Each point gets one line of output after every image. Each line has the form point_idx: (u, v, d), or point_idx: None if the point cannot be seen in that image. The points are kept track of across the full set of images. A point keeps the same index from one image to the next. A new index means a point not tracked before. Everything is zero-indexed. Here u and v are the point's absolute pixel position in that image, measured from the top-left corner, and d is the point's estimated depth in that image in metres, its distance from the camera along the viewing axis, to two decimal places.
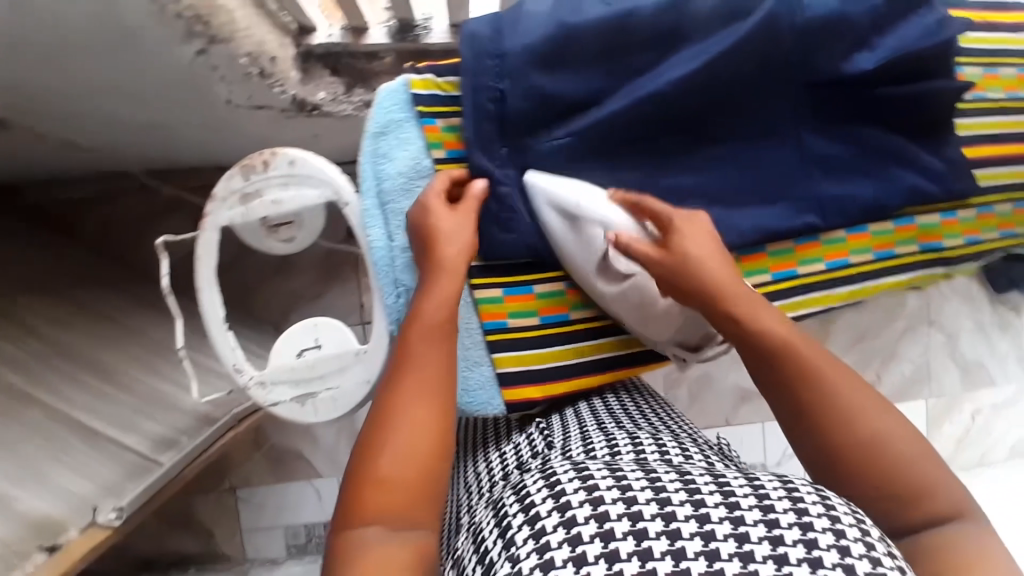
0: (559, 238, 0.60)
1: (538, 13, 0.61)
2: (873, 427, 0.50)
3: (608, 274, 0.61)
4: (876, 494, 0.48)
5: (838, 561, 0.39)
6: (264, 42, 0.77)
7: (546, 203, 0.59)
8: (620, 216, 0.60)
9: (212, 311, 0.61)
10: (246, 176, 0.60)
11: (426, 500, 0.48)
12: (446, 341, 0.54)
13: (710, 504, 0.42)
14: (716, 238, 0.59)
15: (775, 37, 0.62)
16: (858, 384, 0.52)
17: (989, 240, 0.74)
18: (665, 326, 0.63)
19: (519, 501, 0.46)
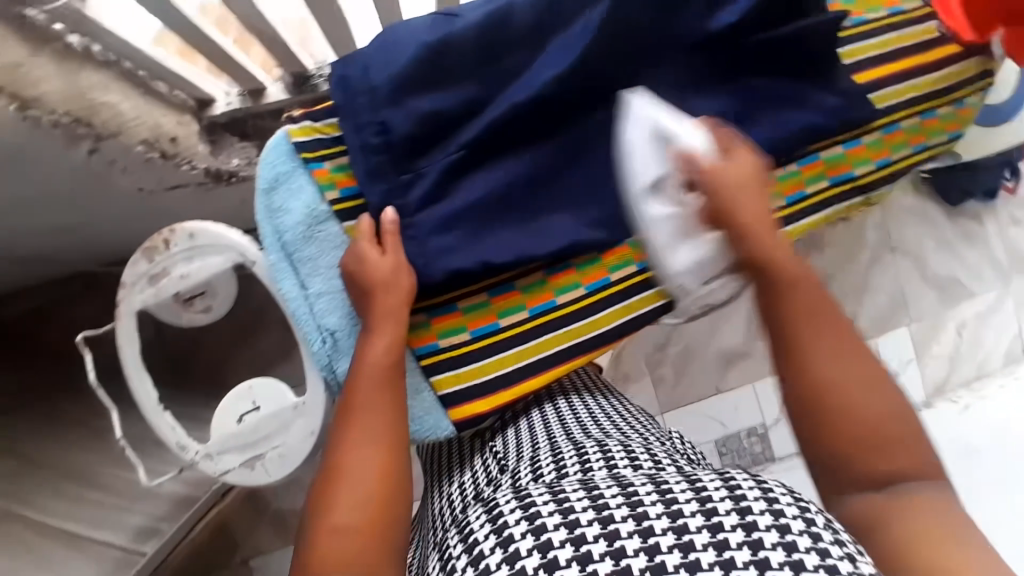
0: (632, 155, 0.63)
1: (398, 40, 0.61)
2: (843, 375, 0.51)
3: (660, 198, 0.63)
4: (845, 443, 0.50)
5: (785, 557, 0.41)
6: (162, 126, 0.79)
7: (641, 120, 0.62)
8: (701, 137, 0.61)
9: (145, 395, 0.62)
10: (150, 259, 0.61)
11: (382, 540, 0.49)
12: (392, 386, 0.56)
13: (652, 516, 0.44)
14: (762, 170, 0.60)
15: (629, 16, 0.62)
16: (839, 330, 0.53)
17: (900, 158, 0.74)
18: (683, 252, 0.64)
19: (466, 546, 0.47)
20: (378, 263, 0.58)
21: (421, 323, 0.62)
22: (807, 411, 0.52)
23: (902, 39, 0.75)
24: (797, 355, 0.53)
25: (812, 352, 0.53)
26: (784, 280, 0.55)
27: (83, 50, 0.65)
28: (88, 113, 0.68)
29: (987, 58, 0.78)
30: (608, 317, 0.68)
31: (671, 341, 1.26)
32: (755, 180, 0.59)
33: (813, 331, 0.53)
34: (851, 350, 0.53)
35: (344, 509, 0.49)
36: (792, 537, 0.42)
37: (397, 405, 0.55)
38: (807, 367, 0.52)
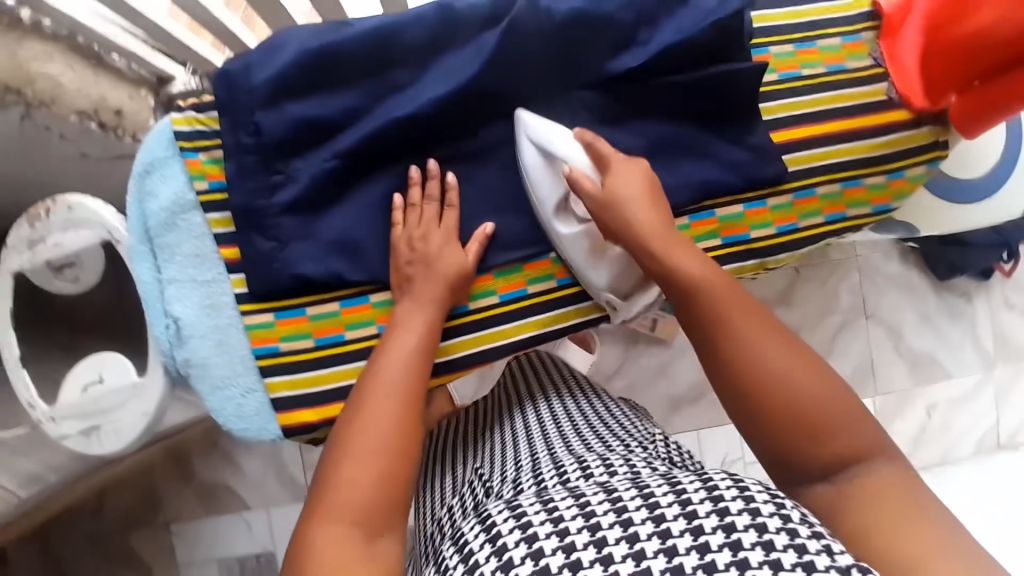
0: (530, 176, 0.63)
1: (285, 43, 0.62)
2: (775, 366, 0.51)
3: (566, 216, 0.64)
4: (783, 434, 0.50)
5: (756, 539, 0.41)
6: (106, 98, 0.82)
7: (526, 138, 0.62)
8: (580, 156, 0.62)
9: (8, 350, 0.65)
10: (31, 225, 0.63)
11: (385, 523, 0.49)
12: (417, 367, 0.57)
13: (632, 512, 0.44)
14: (650, 178, 0.62)
15: (522, 44, 0.61)
16: (768, 321, 0.54)
17: (810, 226, 0.69)
18: (604, 268, 0.65)
19: (462, 555, 0.47)
20: (457, 254, 0.62)
21: (265, 322, 0.62)
22: (748, 410, 0.52)
23: (845, 98, 0.70)
24: (730, 348, 0.53)
25: (740, 345, 0.53)
26: (710, 292, 0.55)
27: (30, 23, 0.68)
28: (20, 81, 0.71)
29: (941, 127, 0.72)
30: (474, 342, 0.66)
31: (618, 376, 1.24)
32: (648, 184, 0.61)
33: (748, 326, 0.54)
34: (782, 338, 0.53)
35: (342, 482, 0.50)
36: (769, 535, 0.41)
37: (417, 377, 0.57)
38: (746, 364, 0.52)
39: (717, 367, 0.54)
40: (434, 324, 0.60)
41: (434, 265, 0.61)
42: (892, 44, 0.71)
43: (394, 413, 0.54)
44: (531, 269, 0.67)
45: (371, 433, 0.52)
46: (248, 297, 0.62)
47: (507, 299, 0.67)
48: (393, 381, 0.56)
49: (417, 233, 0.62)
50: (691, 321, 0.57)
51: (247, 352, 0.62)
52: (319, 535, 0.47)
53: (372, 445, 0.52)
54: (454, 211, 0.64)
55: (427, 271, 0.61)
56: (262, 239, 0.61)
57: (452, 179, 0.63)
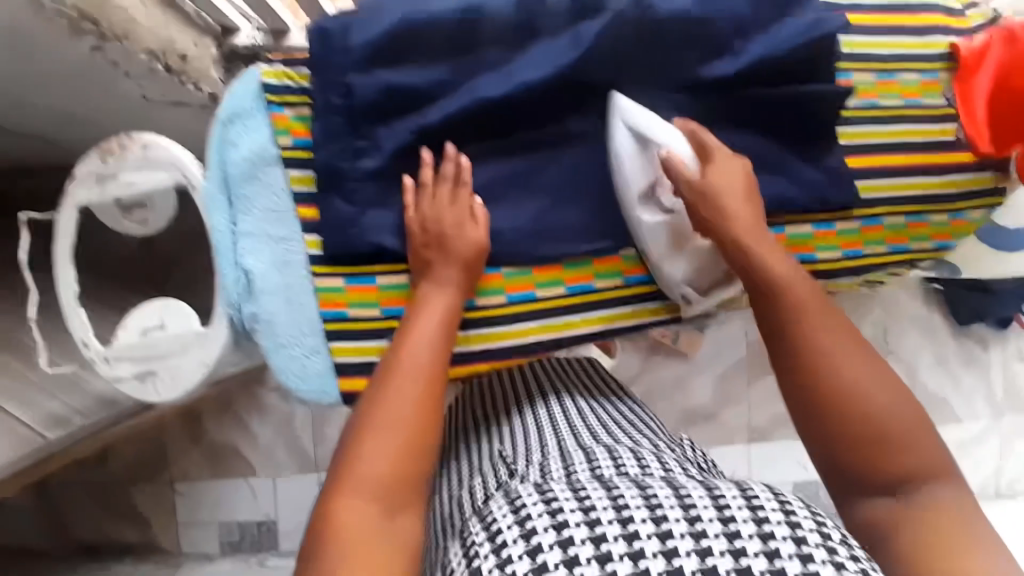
0: (621, 159, 0.63)
1: (385, 9, 0.61)
2: (855, 380, 0.54)
3: (650, 204, 0.64)
4: (850, 446, 0.53)
5: (792, 552, 0.42)
6: (174, 42, 0.81)
7: (622, 122, 0.62)
8: (681, 143, 0.62)
9: (66, 287, 0.64)
10: (104, 159, 0.63)
11: (400, 500, 0.51)
12: (443, 344, 0.58)
13: (671, 518, 0.44)
14: (749, 177, 0.61)
15: (621, 39, 0.62)
16: (849, 336, 0.56)
17: (873, 254, 0.71)
18: (683, 260, 0.65)
19: (484, 525, 0.49)
20: (474, 232, 0.61)
21: (336, 286, 0.62)
22: (818, 409, 0.55)
23: (921, 132, 0.71)
24: (811, 353, 0.55)
25: (825, 352, 0.55)
26: (790, 297, 0.57)
27: None
28: (97, 11, 0.69)
29: (1002, 174, 0.74)
30: (540, 330, 0.67)
31: (636, 382, 1.25)
32: (746, 181, 0.61)
33: (826, 336, 0.56)
34: (862, 352, 0.56)
35: (370, 457, 0.52)
36: (808, 549, 0.43)
37: (439, 351, 0.58)
38: (823, 374, 0.55)
39: (794, 368, 0.56)
40: (454, 308, 0.59)
41: (450, 245, 0.60)
42: (967, 85, 0.71)
43: (424, 395, 0.56)
44: (601, 264, 0.67)
45: (397, 412, 0.54)
46: (320, 260, 0.62)
47: (574, 291, 0.67)
48: (425, 363, 0.57)
49: (429, 213, 0.61)
50: (769, 321, 0.58)
51: (314, 313, 0.62)
52: (342, 509, 0.50)
53: (395, 418, 0.54)
54: (469, 189, 0.61)
55: (443, 254, 0.60)
56: (341, 202, 0.61)
57: (466, 162, 0.61)
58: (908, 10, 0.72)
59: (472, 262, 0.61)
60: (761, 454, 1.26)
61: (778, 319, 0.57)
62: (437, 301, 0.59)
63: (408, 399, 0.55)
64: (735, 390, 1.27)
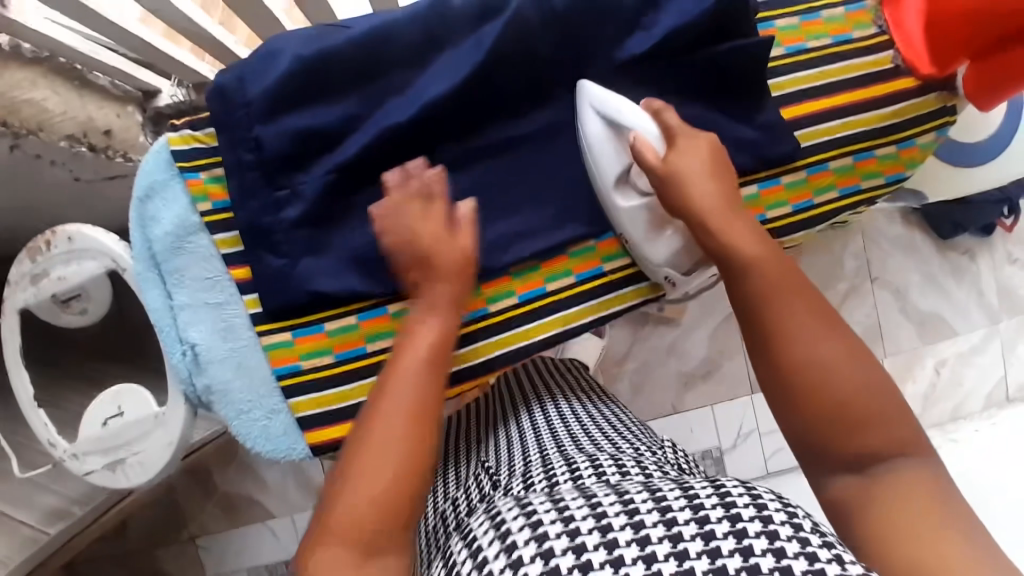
0: (596, 147, 0.61)
1: (277, 53, 0.60)
2: (817, 351, 0.51)
3: (626, 189, 0.62)
4: (817, 425, 0.50)
5: (767, 548, 0.40)
6: (94, 120, 0.79)
7: (590, 107, 0.61)
8: (646, 123, 0.59)
9: (22, 391, 0.64)
10: (32, 259, 0.62)
11: (394, 525, 0.45)
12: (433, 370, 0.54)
13: (648, 524, 0.42)
14: (718, 154, 0.60)
15: (522, 37, 0.60)
16: (818, 312, 0.53)
17: (824, 202, 0.68)
18: (663, 246, 0.63)
19: (471, 555, 0.45)
20: (462, 241, 0.58)
21: (283, 341, 0.61)
22: (790, 386, 0.52)
23: (854, 67, 0.70)
24: (777, 334, 0.53)
25: (809, 332, 0.52)
26: (758, 271, 0.55)
27: (10, 49, 0.66)
28: (6, 112, 0.69)
29: (949, 92, 0.71)
30: (499, 344, 0.65)
31: (630, 357, 1.23)
32: (715, 162, 0.59)
33: (791, 307, 0.53)
34: (834, 330, 0.52)
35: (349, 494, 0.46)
36: (780, 543, 0.40)
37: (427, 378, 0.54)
38: (784, 349, 0.52)
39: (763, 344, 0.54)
40: (448, 331, 0.55)
41: (437, 260, 0.57)
42: (896, 12, 0.71)
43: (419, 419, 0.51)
44: (549, 266, 0.65)
45: (380, 425, 0.48)
46: (263, 317, 0.61)
47: (526, 299, 0.65)
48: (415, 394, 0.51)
49: (410, 229, 0.58)
50: (738, 296, 0.56)
51: (267, 375, 0.61)
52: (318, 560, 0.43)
53: (387, 436, 0.48)
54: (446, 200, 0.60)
55: (432, 271, 0.57)
56: (271, 256, 0.60)
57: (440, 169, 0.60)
58: None
59: (466, 273, 0.57)
60: (766, 404, 1.25)
61: (744, 292, 0.55)
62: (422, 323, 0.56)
63: (398, 420, 0.50)
64: (729, 345, 1.25)
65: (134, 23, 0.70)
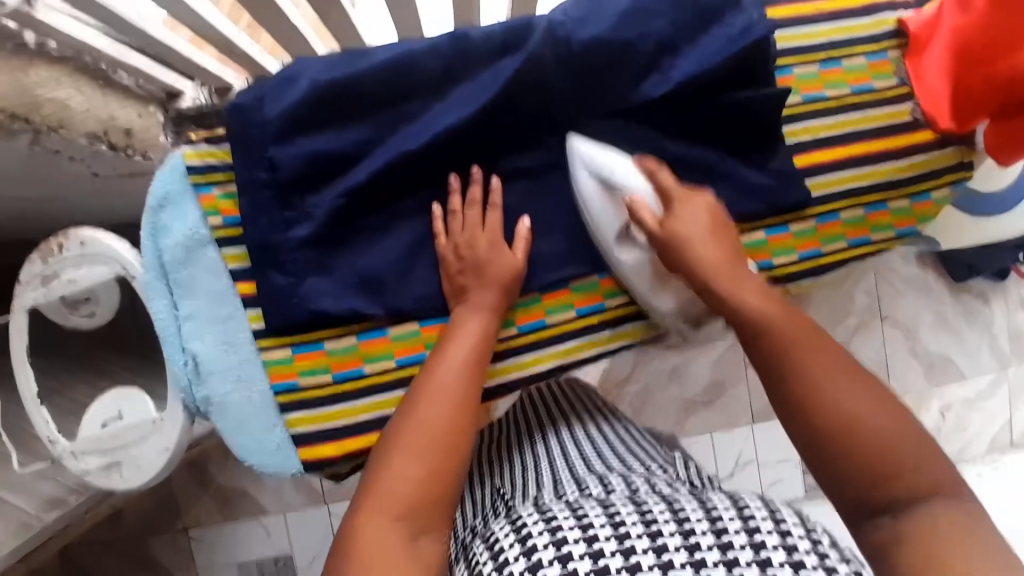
0: (592, 206, 0.62)
1: (296, 75, 0.61)
2: (838, 396, 0.52)
3: (627, 244, 0.63)
4: (839, 464, 0.51)
5: (785, 569, 0.42)
6: (116, 118, 0.81)
7: (582, 166, 0.61)
8: (639, 183, 0.61)
9: (25, 387, 0.65)
10: (44, 260, 0.63)
11: (427, 520, 0.49)
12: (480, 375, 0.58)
13: (665, 534, 0.45)
14: (713, 213, 0.60)
15: (539, 72, 0.60)
16: (831, 351, 0.54)
17: (832, 252, 0.68)
18: (664, 293, 0.64)
19: (490, 551, 0.48)
20: (508, 257, 0.61)
21: (283, 357, 0.62)
22: (807, 425, 0.52)
23: (871, 118, 0.69)
24: (785, 364, 0.54)
25: (820, 367, 0.53)
26: (769, 324, 0.56)
27: (35, 46, 0.65)
28: (27, 109, 0.69)
29: (966, 147, 0.71)
30: (495, 373, 0.65)
31: (632, 380, 1.23)
32: (714, 220, 0.60)
33: (810, 360, 0.54)
34: (854, 374, 0.53)
35: (394, 480, 0.50)
36: (803, 570, 0.42)
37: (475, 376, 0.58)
38: (798, 386, 0.53)
39: (780, 387, 0.54)
40: (487, 332, 0.59)
41: (486, 270, 0.60)
42: (917, 64, 0.70)
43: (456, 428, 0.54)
44: (550, 299, 0.66)
45: (425, 432, 0.53)
46: (263, 333, 0.62)
47: (526, 330, 0.66)
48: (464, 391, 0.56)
49: (463, 240, 0.61)
50: (751, 349, 0.57)
51: (265, 390, 0.62)
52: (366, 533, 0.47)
53: (427, 442, 0.52)
54: (498, 211, 0.62)
55: (477, 279, 0.61)
56: (277, 274, 0.61)
57: (496, 183, 0.62)
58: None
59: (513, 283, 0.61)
60: (766, 436, 1.25)
61: (756, 336, 0.56)
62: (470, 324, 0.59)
63: (438, 426, 0.53)
64: (733, 374, 1.24)
65: (160, 29, 0.71)
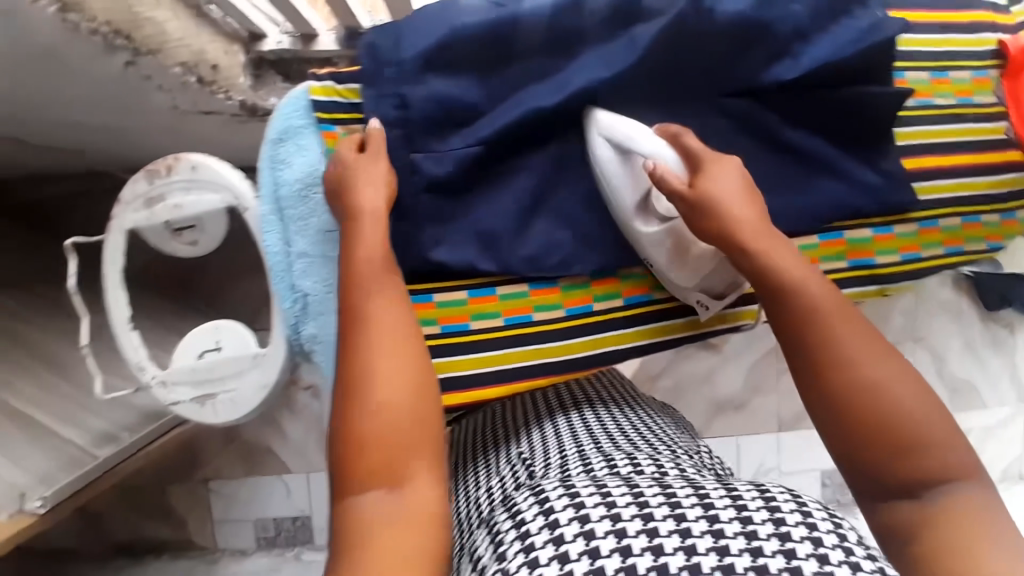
0: (608, 173, 0.60)
1: (435, 20, 0.60)
2: (878, 376, 0.52)
3: (644, 214, 0.61)
4: (869, 449, 0.51)
5: (811, 551, 0.42)
6: (205, 52, 0.78)
7: (600, 136, 0.60)
8: (665, 149, 0.58)
9: (117, 310, 0.64)
10: (150, 181, 0.62)
11: (410, 465, 0.47)
12: (391, 282, 0.53)
13: (691, 518, 0.45)
14: (743, 177, 0.58)
15: (677, 42, 0.60)
16: (868, 334, 0.54)
17: (931, 256, 0.71)
18: (688, 270, 0.64)
19: (512, 521, 0.50)
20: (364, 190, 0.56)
21: None
22: (840, 403, 0.52)
23: (973, 132, 0.71)
24: (830, 347, 0.53)
25: (855, 349, 0.53)
26: (802, 294, 0.55)
27: None
28: (130, 26, 0.66)
29: None
30: (598, 342, 0.67)
31: (664, 376, 1.24)
32: (742, 184, 0.58)
33: (849, 335, 0.53)
34: (885, 354, 0.53)
35: (370, 418, 0.47)
36: (824, 549, 0.43)
37: (400, 302, 0.53)
38: (838, 374, 0.53)
39: (813, 365, 0.54)
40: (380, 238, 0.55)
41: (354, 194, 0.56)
42: (1015, 85, 0.72)
43: (420, 390, 0.49)
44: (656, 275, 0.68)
45: (393, 376, 0.49)
46: None
47: (632, 302, 0.68)
48: (397, 320, 0.52)
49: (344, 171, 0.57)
50: (780, 319, 0.56)
51: None
52: (354, 500, 0.45)
53: (398, 380, 0.49)
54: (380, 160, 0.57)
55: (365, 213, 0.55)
56: (396, 219, 0.60)
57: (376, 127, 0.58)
58: (949, 8, 0.72)
59: (384, 205, 0.56)
60: (792, 443, 1.26)
61: (792, 317, 0.55)
62: (374, 233, 0.55)
63: (398, 381, 0.49)
64: (766, 381, 1.26)
65: None
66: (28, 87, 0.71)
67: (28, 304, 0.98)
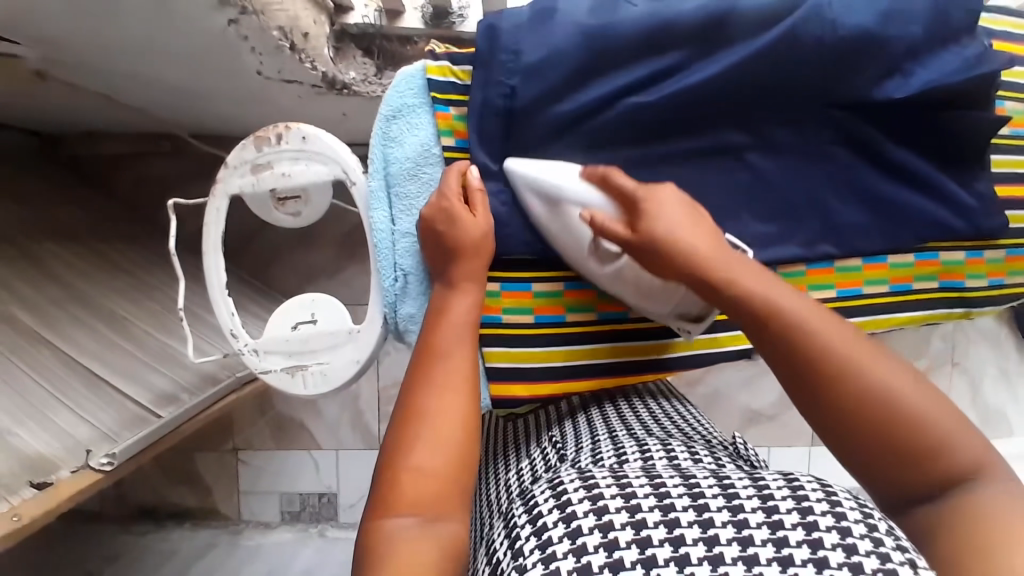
0: (546, 225, 0.59)
1: (557, 13, 0.60)
2: (887, 383, 0.48)
3: (599, 255, 0.58)
4: (889, 461, 0.47)
5: (838, 542, 0.40)
6: (299, 19, 0.73)
7: (527, 189, 0.58)
8: (593, 195, 0.57)
9: (215, 277, 0.65)
10: (259, 148, 0.62)
11: (443, 506, 0.47)
12: (471, 341, 0.54)
13: (713, 509, 0.44)
14: (685, 204, 0.55)
15: (795, 52, 0.60)
16: (861, 341, 0.50)
17: (1014, 283, 0.73)
18: (661, 301, 0.60)
19: (527, 511, 0.48)
20: (469, 228, 0.56)
21: (492, 291, 0.62)
22: (848, 426, 0.48)
23: None
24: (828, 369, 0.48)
25: (858, 363, 0.48)
26: (792, 323, 0.50)
27: None
28: None
29: None
30: (687, 345, 0.67)
31: (701, 381, 1.26)
32: (689, 214, 0.55)
33: (843, 348, 0.49)
34: (883, 357, 0.50)
35: (423, 453, 0.48)
36: (852, 539, 0.40)
37: (471, 362, 0.53)
38: (842, 394, 0.48)
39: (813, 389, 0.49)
40: (471, 306, 0.56)
41: (458, 241, 0.56)
42: None
43: (464, 437, 0.50)
44: None
45: (438, 424, 0.49)
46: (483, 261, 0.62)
47: None
48: (460, 371, 0.52)
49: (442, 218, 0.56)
50: (771, 350, 0.51)
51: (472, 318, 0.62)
52: (382, 527, 0.45)
53: (441, 435, 0.49)
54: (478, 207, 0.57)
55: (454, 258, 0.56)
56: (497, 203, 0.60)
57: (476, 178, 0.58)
58: None
59: (484, 262, 0.57)
60: (822, 458, 1.29)
61: (785, 347, 0.50)
62: (467, 300, 0.56)
63: (448, 426, 0.49)
64: None
65: None
66: (128, 34, 0.70)
67: (83, 257, 0.98)
